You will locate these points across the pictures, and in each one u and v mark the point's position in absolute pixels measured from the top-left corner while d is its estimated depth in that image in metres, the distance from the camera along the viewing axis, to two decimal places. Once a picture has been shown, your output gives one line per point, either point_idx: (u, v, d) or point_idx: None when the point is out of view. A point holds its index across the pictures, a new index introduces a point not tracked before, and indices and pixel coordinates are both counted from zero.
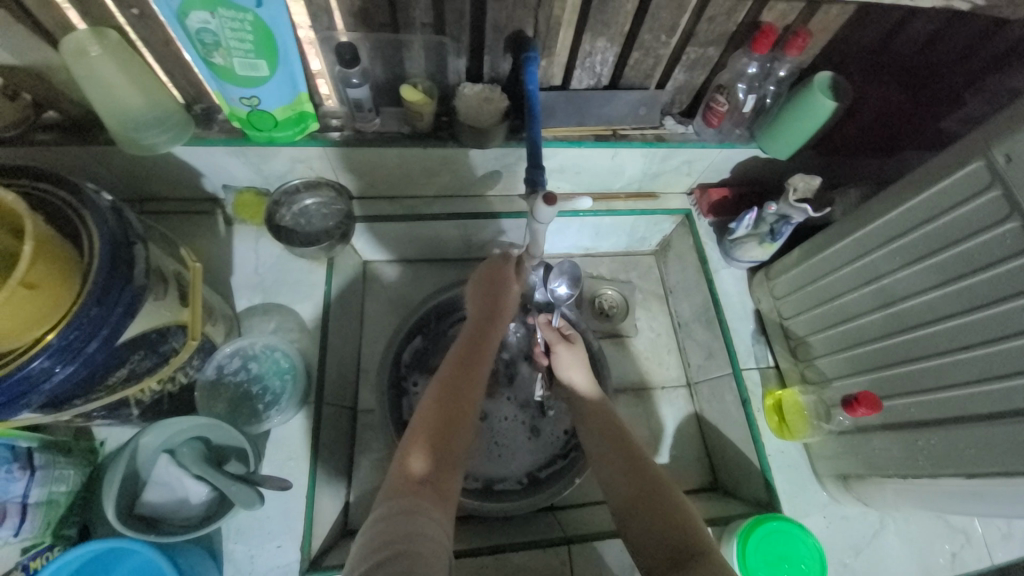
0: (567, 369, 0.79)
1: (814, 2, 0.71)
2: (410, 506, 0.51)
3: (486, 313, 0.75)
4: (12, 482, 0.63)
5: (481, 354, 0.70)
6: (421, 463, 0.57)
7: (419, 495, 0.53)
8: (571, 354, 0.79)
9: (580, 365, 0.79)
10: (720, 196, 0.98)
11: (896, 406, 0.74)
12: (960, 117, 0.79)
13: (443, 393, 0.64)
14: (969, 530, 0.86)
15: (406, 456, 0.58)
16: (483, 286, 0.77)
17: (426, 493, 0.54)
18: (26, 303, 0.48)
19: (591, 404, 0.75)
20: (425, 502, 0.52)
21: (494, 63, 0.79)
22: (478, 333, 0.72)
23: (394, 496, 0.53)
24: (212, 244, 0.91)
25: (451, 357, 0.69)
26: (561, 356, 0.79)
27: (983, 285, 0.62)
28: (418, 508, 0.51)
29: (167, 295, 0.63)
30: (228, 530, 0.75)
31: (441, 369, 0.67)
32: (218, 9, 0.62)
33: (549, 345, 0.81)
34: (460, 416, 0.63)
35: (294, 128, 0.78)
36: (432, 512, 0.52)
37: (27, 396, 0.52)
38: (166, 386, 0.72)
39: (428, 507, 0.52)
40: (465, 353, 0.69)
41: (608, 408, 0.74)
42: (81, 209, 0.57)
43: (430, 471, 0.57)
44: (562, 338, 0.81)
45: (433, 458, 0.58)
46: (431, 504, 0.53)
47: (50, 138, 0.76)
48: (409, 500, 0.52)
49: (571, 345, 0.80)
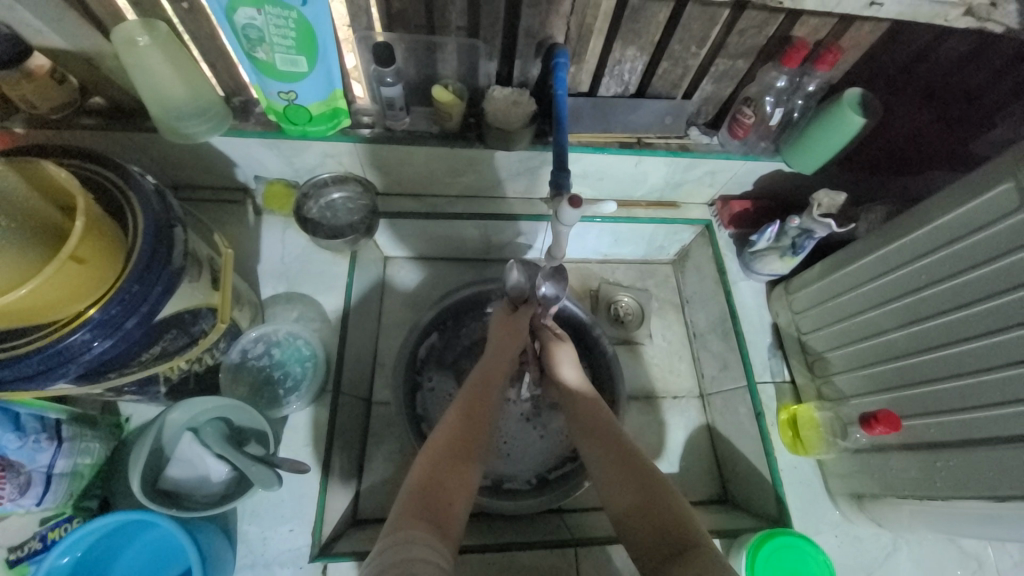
0: (563, 367, 0.77)
1: (846, 18, 0.72)
2: (410, 535, 0.51)
3: (501, 355, 0.74)
4: (39, 452, 0.66)
5: (490, 387, 0.69)
6: (426, 494, 0.56)
7: (422, 526, 0.52)
8: (564, 352, 0.78)
9: (571, 362, 0.77)
10: (742, 207, 0.99)
11: (915, 426, 0.73)
12: (989, 141, 0.77)
13: (453, 431, 0.63)
14: (982, 557, 0.84)
15: (411, 488, 0.57)
16: (501, 331, 0.76)
17: (428, 525, 0.53)
18: (73, 276, 0.51)
19: (585, 402, 0.72)
20: (426, 533, 0.52)
21: (525, 67, 0.81)
22: (491, 371, 0.71)
23: (396, 526, 0.52)
24: (241, 233, 0.93)
25: (462, 395, 0.68)
26: (552, 352, 0.78)
27: (1009, 307, 0.61)
28: (418, 538, 0.51)
29: (201, 278, 0.65)
30: (243, 511, 0.77)
31: (454, 407, 0.67)
32: (265, 6, 0.64)
33: (545, 345, 0.80)
34: (469, 455, 0.62)
35: (328, 123, 0.80)
36: (432, 543, 0.51)
37: (66, 366, 0.54)
38: (194, 366, 0.74)
39: (429, 537, 0.51)
40: (476, 390, 0.68)
41: (606, 412, 0.70)
42: (127, 191, 0.60)
43: (434, 505, 0.56)
44: (556, 336, 0.80)
45: (438, 491, 0.57)
46: (433, 536, 0.52)
47: (95, 123, 0.79)
48: (410, 531, 0.51)
49: (562, 344, 0.79)
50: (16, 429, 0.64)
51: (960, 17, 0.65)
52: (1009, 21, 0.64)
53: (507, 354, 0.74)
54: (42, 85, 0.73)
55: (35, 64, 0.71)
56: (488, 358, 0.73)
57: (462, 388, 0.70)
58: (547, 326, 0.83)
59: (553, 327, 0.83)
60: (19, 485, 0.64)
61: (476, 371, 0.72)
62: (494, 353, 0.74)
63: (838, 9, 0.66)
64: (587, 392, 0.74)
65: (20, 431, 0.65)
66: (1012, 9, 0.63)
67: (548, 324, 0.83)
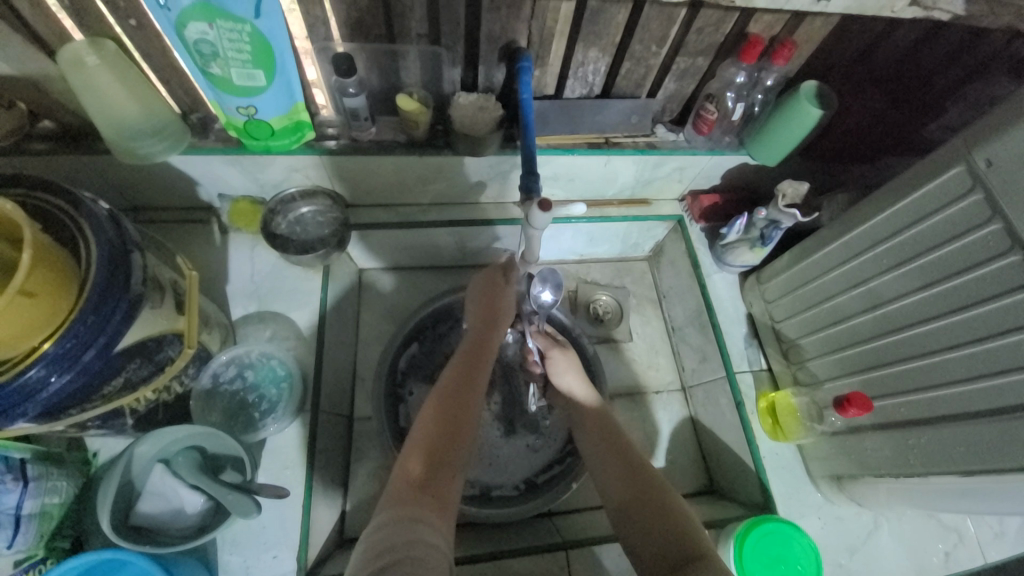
0: (564, 375, 0.81)
1: (799, 13, 0.73)
2: (409, 514, 0.51)
3: (489, 329, 0.76)
4: (5, 493, 0.62)
5: (480, 362, 0.72)
6: (422, 472, 0.58)
7: (420, 504, 0.53)
8: (564, 359, 0.82)
9: (576, 370, 0.81)
10: (711, 202, 0.99)
11: (886, 406, 0.75)
12: (942, 125, 0.81)
13: (444, 408, 0.64)
14: (961, 529, 0.87)
15: (406, 470, 0.58)
16: (483, 311, 0.78)
17: (426, 501, 0.54)
18: (23, 311, 0.48)
19: (588, 407, 0.77)
20: (424, 510, 0.53)
21: (489, 73, 0.81)
22: (478, 347, 0.74)
23: (393, 506, 0.53)
24: (207, 252, 0.91)
25: (451, 372, 0.70)
26: (555, 360, 0.82)
27: (969, 285, 0.63)
28: (416, 518, 0.51)
29: (164, 303, 0.63)
30: (223, 541, 0.74)
31: (444, 380, 0.69)
32: (216, 20, 0.62)
33: (543, 352, 0.85)
34: (460, 430, 0.63)
35: (292, 136, 0.79)
36: (431, 520, 0.52)
37: (24, 405, 0.52)
38: (162, 396, 0.71)
39: (427, 515, 0.52)
40: (464, 366, 0.70)
41: (609, 416, 0.76)
42: (78, 218, 0.57)
43: (431, 479, 0.57)
44: (554, 343, 0.85)
45: (434, 466, 0.58)
46: (430, 512, 0.53)
47: (44, 147, 0.76)
48: (408, 509, 0.52)
49: (564, 349, 0.84)
50: None
51: (906, 8, 0.68)
52: (955, 8, 0.66)
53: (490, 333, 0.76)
54: None
55: None
56: (472, 337, 0.75)
57: (449, 365, 0.71)
58: (542, 331, 0.87)
59: (551, 333, 0.87)
60: None
61: (462, 349, 0.74)
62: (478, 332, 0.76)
63: (790, 5, 0.68)
64: (589, 393, 0.79)
65: None
66: None
67: (545, 331, 0.87)
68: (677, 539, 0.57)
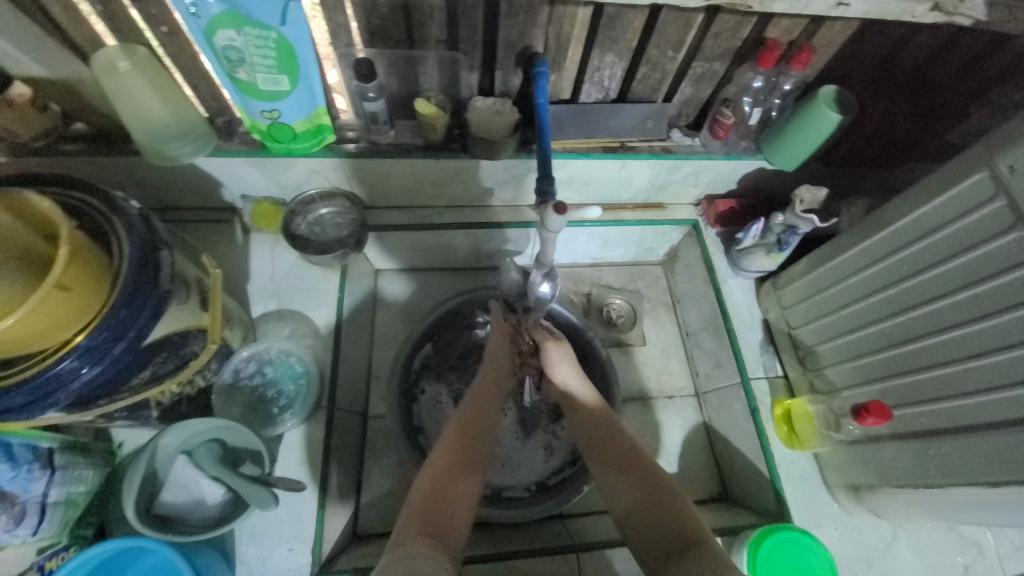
0: (558, 366, 0.79)
1: (817, 18, 0.73)
2: (413, 550, 0.54)
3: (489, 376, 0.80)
4: (33, 481, 0.65)
5: (480, 409, 0.75)
6: (426, 511, 0.60)
7: (423, 543, 0.56)
8: (560, 352, 0.80)
9: (569, 362, 0.79)
10: (728, 207, 0.99)
11: (906, 415, 0.74)
12: (965, 130, 0.83)
13: (445, 456, 0.67)
14: (981, 543, 0.85)
15: (412, 510, 0.61)
16: (492, 363, 0.82)
17: (429, 541, 0.56)
18: (57, 304, 0.50)
19: (585, 404, 0.76)
20: (428, 547, 0.55)
21: (506, 77, 0.82)
22: (478, 394, 0.77)
23: (399, 545, 0.56)
24: (230, 252, 0.93)
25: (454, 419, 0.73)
26: (550, 353, 0.80)
27: (992, 293, 0.62)
28: (420, 553, 0.54)
29: (189, 299, 0.65)
30: (240, 533, 0.76)
31: (448, 427, 0.72)
32: (243, 27, 0.65)
33: (539, 344, 0.82)
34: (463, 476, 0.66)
35: (312, 139, 0.81)
36: (434, 556, 0.54)
37: (55, 395, 0.54)
38: (185, 389, 0.73)
39: (431, 551, 0.55)
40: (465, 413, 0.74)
41: (609, 413, 0.75)
42: (111, 215, 0.60)
43: (435, 519, 0.60)
44: (550, 334, 0.82)
45: (438, 508, 0.61)
46: (433, 553, 0.55)
47: (78, 149, 0.79)
48: (413, 547, 0.55)
49: (559, 341, 0.81)
50: (8, 458, 0.63)
51: (927, 13, 0.67)
52: (976, 14, 0.65)
53: (494, 382, 0.80)
54: (23, 113, 0.72)
55: (15, 93, 0.70)
56: (478, 385, 0.79)
57: (455, 412, 0.75)
58: (540, 324, 0.83)
59: (548, 326, 0.85)
60: (13, 516, 0.63)
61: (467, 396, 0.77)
62: (483, 380, 0.79)
63: (809, 10, 0.68)
64: (586, 391, 0.77)
65: (12, 461, 0.64)
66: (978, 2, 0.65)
67: (541, 324, 0.83)
68: (683, 549, 0.57)
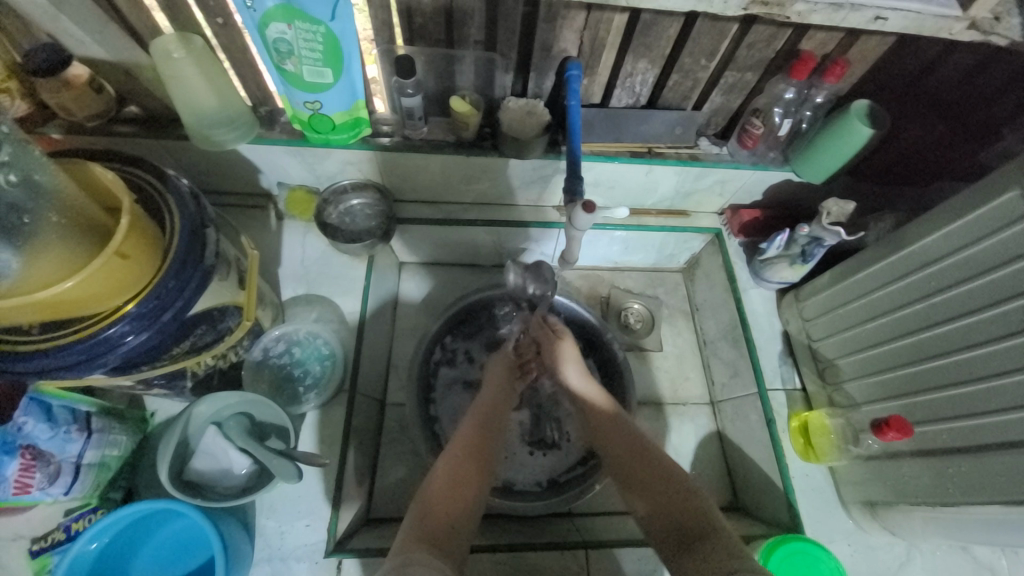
0: (569, 370, 0.79)
1: (853, 32, 0.74)
2: (412, 557, 0.54)
3: (495, 386, 0.79)
4: (70, 442, 0.68)
5: (493, 417, 0.74)
6: (430, 517, 0.61)
7: (422, 549, 0.56)
8: (567, 349, 0.80)
9: (573, 362, 0.79)
10: (752, 216, 0.99)
11: (928, 432, 0.73)
12: (999, 151, 0.78)
13: (455, 459, 0.67)
14: (997, 568, 0.83)
15: (422, 512, 0.61)
16: (499, 370, 0.82)
17: (430, 548, 0.56)
18: (115, 269, 0.54)
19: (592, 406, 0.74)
20: (427, 554, 0.55)
21: (539, 79, 0.84)
22: (491, 403, 0.76)
23: (402, 549, 0.56)
24: (264, 236, 0.97)
25: (467, 424, 0.73)
26: (565, 347, 0.81)
27: (1019, 313, 0.61)
28: (420, 560, 0.54)
29: (229, 277, 0.68)
30: (261, 505, 0.79)
31: (460, 429, 0.72)
32: (295, 21, 0.67)
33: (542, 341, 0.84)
34: (469, 481, 0.65)
35: (350, 132, 0.83)
36: (432, 563, 0.54)
37: (104, 356, 0.57)
38: (219, 362, 0.76)
39: (429, 558, 0.55)
40: (478, 420, 0.73)
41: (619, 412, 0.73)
42: (166, 193, 0.64)
43: (436, 527, 0.60)
44: (552, 335, 0.84)
45: (440, 514, 0.61)
46: (435, 558, 0.55)
47: (128, 130, 0.83)
48: (412, 554, 0.55)
49: (565, 342, 0.82)
50: (48, 420, 0.67)
51: (965, 31, 0.67)
52: (1014, 34, 0.65)
53: (504, 388, 0.80)
54: (80, 93, 0.76)
55: (73, 73, 0.74)
56: (487, 390, 0.78)
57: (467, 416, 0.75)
58: (545, 325, 0.87)
59: (550, 324, 0.86)
60: (48, 474, 0.66)
61: (474, 403, 0.77)
62: (489, 385, 0.79)
63: (845, 23, 0.68)
64: (592, 392, 0.76)
65: (51, 422, 0.67)
66: (1015, 23, 0.65)
67: (547, 325, 0.86)
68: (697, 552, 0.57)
